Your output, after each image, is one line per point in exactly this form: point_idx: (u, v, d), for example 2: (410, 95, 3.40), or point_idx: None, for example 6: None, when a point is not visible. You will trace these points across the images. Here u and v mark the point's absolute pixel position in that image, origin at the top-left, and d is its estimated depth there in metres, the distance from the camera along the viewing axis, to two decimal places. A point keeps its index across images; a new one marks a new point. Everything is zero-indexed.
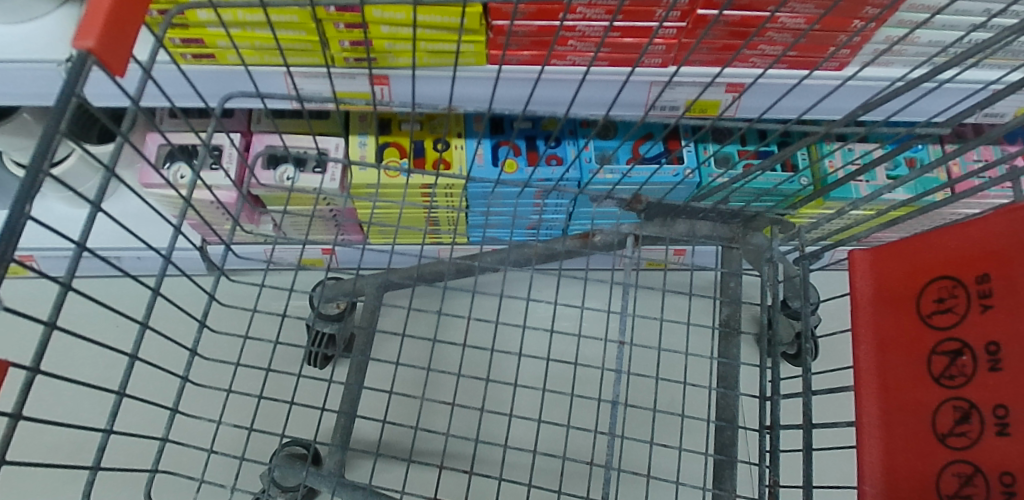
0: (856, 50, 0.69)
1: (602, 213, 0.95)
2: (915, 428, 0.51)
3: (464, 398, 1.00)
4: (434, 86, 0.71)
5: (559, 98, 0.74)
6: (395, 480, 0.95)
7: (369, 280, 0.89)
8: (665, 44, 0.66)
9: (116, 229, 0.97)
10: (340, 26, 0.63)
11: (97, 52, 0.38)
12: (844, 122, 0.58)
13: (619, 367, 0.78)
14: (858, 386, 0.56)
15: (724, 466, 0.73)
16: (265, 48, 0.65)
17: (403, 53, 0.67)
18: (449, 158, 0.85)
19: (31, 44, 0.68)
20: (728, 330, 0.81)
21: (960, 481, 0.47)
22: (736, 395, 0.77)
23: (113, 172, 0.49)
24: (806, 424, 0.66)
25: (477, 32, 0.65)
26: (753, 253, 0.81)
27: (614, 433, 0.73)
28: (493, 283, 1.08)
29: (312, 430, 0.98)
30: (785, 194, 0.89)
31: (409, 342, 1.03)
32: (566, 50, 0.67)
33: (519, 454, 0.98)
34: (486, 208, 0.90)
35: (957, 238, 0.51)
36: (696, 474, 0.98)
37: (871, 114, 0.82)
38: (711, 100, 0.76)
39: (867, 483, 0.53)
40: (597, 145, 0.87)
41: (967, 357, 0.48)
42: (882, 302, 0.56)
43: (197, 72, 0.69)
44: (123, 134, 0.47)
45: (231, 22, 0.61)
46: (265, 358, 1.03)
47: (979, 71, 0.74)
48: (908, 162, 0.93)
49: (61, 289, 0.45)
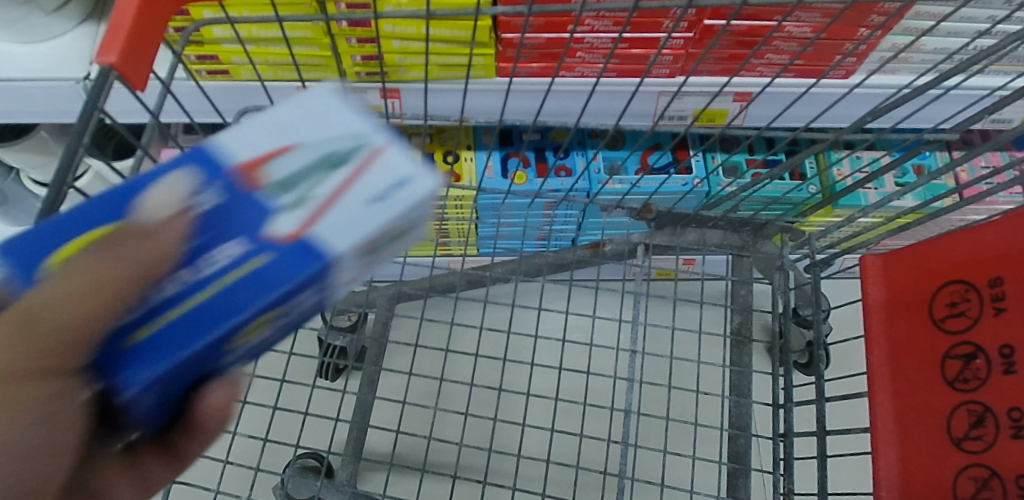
0: (862, 58, 0.70)
1: (612, 223, 0.96)
2: (930, 432, 0.51)
3: (476, 408, 1.01)
4: (445, 98, 0.73)
5: (568, 109, 0.75)
6: (407, 491, 0.95)
7: (382, 292, 0.90)
8: (673, 55, 0.67)
9: None
10: (353, 41, 0.64)
11: (120, 67, 0.40)
12: (852, 130, 0.58)
13: (631, 376, 0.77)
14: (873, 391, 0.56)
15: (738, 474, 0.73)
16: (279, 63, 0.67)
17: (415, 67, 0.68)
18: (460, 170, 0.86)
19: (53, 62, 0.70)
20: (740, 339, 0.81)
21: (976, 485, 0.47)
22: (750, 403, 0.76)
23: (132, 185, 0.50)
24: (820, 430, 0.66)
25: (488, 45, 0.67)
26: (763, 261, 0.81)
27: (627, 442, 0.72)
28: (504, 294, 1.08)
29: (325, 442, 0.99)
30: (794, 202, 0.90)
31: (421, 353, 1.03)
32: (574, 62, 0.69)
33: (531, 464, 0.98)
34: (497, 219, 0.91)
35: (969, 242, 0.51)
36: (709, 483, 0.98)
37: (877, 121, 0.83)
38: (719, 109, 0.76)
39: (883, 488, 0.53)
40: (606, 155, 0.88)
41: (981, 361, 0.48)
42: (894, 308, 0.57)
43: (214, 87, 0.70)
44: (143, 147, 0.48)
45: (246, 38, 0.63)
46: (277, 370, 1.04)
47: (984, 78, 0.75)
48: (915, 170, 0.93)
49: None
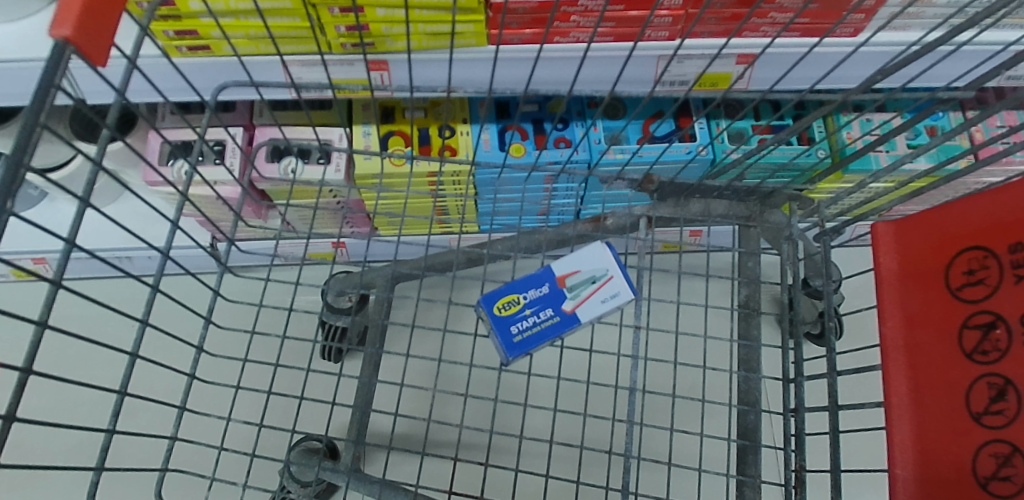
0: (871, 14, 0.66)
1: (613, 195, 0.93)
2: (947, 406, 0.49)
3: (477, 388, 0.99)
4: (432, 69, 0.69)
5: (562, 77, 0.72)
6: (409, 473, 0.95)
7: (380, 273, 0.88)
8: (671, 16, 0.64)
9: (120, 230, 0.97)
10: (335, 11, 0.61)
11: (75, 41, 0.38)
12: (859, 91, 0.56)
13: (636, 352, 0.74)
14: (886, 364, 0.54)
15: (748, 451, 0.71)
16: (260, 37, 0.64)
17: (400, 37, 0.65)
18: (455, 144, 0.83)
19: (24, 41, 0.67)
20: (748, 311, 0.78)
21: (998, 462, 0.44)
22: (759, 378, 0.74)
23: (100, 167, 0.48)
24: (832, 405, 0.63)
25: (476, 11, 0.63)
26: (772, 231, 0.77)
27: (633, 421, 0.69)
28: (503, 271, 1.07)
29: (325, 425, 0.98)
30: (802, 168, 0.87)
31: (420, 333, 1.02)
32: (568, 26, 0.65)
33: (535, 444, 0.97)
34: (495, 195, 0.89)
35: (987, 206, 0.48)
36: (718, 458, 0.97)
37: (887, 80, 0.78)
38: (720, 73, 0.73)
39: (898, 466, 0.51)
40: (605, 125, 0.84)
41: (1001, 331, 0.45)
42: (908, 277, 0.53)
43: (190, 64, 0.68)
44: (108, 125, 0.46)
45: (223, 11, 0.60)
46: (273, 353, 1.02)
47: (998, 32, 0.70)
48: (929, 131, 0.88)
49: (38, 328, 0.42)
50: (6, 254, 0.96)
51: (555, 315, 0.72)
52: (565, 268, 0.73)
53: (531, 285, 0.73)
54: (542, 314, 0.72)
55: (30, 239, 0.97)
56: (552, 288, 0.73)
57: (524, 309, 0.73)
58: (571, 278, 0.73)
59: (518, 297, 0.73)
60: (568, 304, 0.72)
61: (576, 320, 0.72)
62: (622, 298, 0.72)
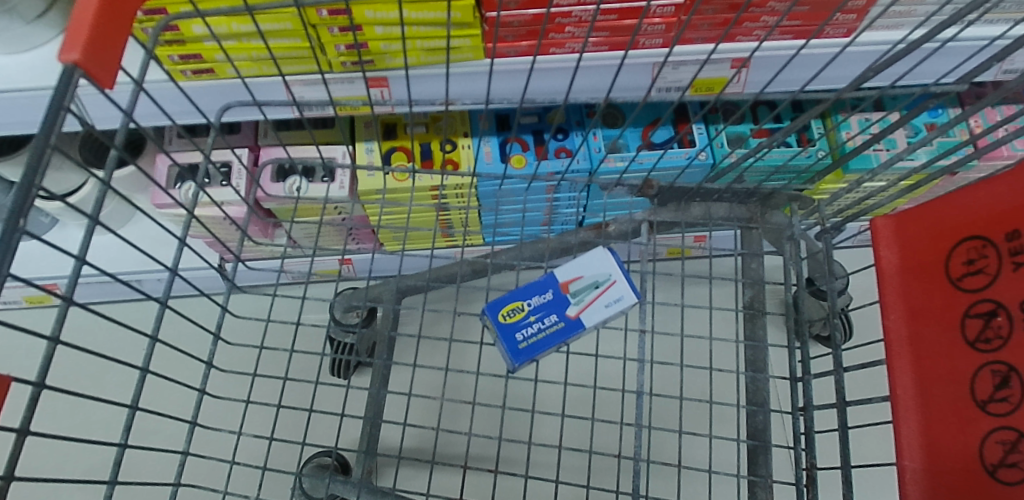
0: (862, 14, 0.67)
1: (614, 203, 0.94)
2: (953, 396, 0.49)
3: (486, 397, 1.00)
4: (430, 84, 0.71)
5: (557, 87, 0.73)
6: (420, 485, 0.96)
7: (387, 286, 0.88)
8: (664, 24, 0.65)
9: (133, 252, 1.00)
10: (334, 30, 0.63)
11: (84, 65, 0.39)
12: (851, 89, 0.56)
13: (642, 356, 0.71)
14: (891, 357, 0.54)
15: (758, 451, 0.70)
16: (262, 58, 0.66)
17: (399, 53, 0.66)
18: (456, 158, 0.84)
19: (37, 70, 0.69)
20: (753, 312, 0.78)
21: (1006, 449, 0.44)
22: (766, 377, 0.73)
23: (109, 186, 0.49)
24: (840, 402, 0.62)
25: (472, 25, 0.64)
26: (773, 232, 0.77)
27: (641, 424, 0.67)
28: (507, 283, 1.08)
29: (336, 437, 0.99)
30: (801, 168, 0.87)
31: (428, 345, 1.04)
32: (563, 37, 0.66)
33: (545, 451, 0.97)
34: (498, 205, 0.90)
35: (985, 196, 0.48)
36: (729, 461, 0.97)
37: (876, 79, 0.79)
38: (712, 77, 0.74)
39: (907, 457, 0.51)
40: (605, 133, 0.85)
41: (1002, 318, 0.45)
42: (909, 272, 0.54)
43: (196, 87, 0.70)
44: (118, 146, 0.48)
45: (226, 33, 0.62)
46: (281, 367, 1.04)
47: (983, 27, 0.71)
48: (928, 127, 0.89)
49: (50, 343, 0.43)
50: (29, 278, 0.98)
51: (560, 320, 0.73)
52: (567, 275, 0.74)
53: (535, 292, 0.74)
54: (548, 320, 0.73)
55: (46, 263, 1.00)
56: (556, 294, 0.74)
57: (529, 315, 0.73)
58: (574, 284, 0.74)
59: (523, 304, 0.74)
60: (573, 309, 0.73)
61: (581, 325, 0.72)
62: (627, 302, 0.73)
